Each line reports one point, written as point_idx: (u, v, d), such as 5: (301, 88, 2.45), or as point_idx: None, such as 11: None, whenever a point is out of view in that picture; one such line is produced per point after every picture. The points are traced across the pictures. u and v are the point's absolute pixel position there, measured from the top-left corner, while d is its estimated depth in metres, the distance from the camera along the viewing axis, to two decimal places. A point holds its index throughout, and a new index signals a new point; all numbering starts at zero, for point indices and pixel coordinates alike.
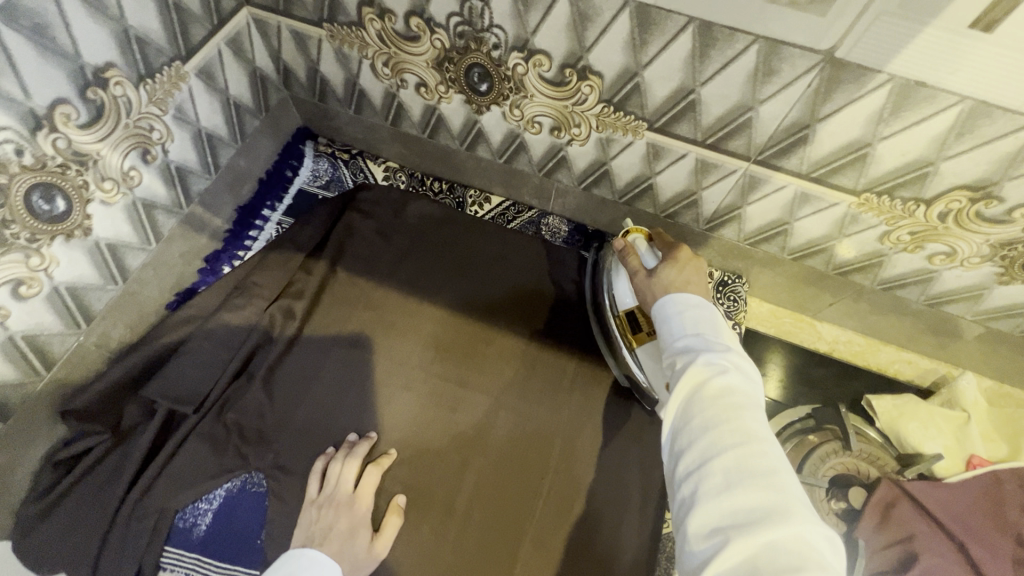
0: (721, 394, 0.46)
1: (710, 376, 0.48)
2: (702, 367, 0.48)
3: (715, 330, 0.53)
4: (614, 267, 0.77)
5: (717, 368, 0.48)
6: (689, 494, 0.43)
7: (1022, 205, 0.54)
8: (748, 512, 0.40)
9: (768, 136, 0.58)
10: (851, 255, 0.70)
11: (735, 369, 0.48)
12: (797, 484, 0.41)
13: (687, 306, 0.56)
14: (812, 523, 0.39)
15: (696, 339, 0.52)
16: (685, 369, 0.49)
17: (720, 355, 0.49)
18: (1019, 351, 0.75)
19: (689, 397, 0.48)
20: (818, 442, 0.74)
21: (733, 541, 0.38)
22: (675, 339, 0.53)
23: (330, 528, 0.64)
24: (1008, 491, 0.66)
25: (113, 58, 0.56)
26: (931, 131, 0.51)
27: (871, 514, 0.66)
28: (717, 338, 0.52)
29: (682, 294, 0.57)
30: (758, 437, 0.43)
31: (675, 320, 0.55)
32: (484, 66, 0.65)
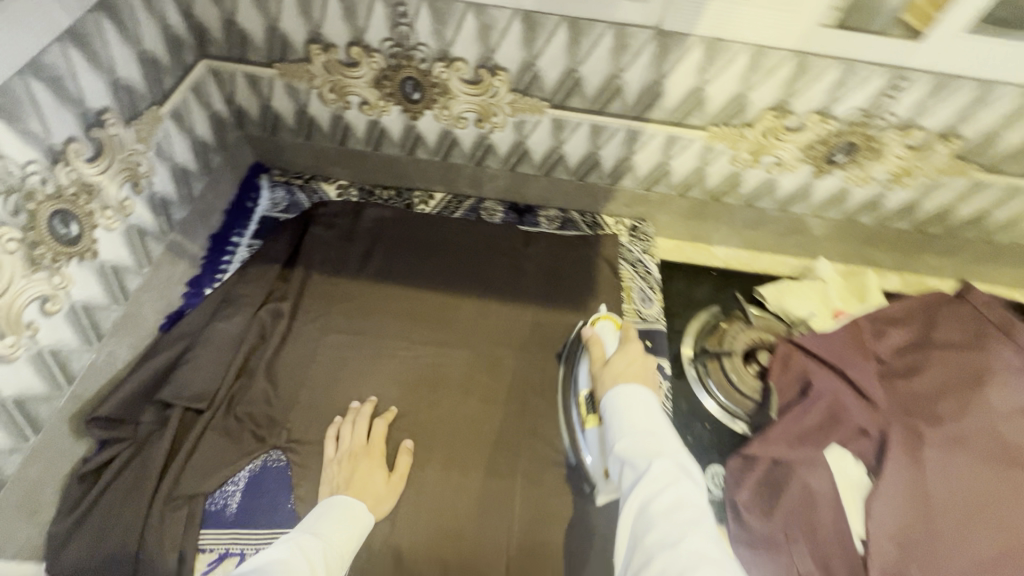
0: (673, 509, 0.52)
1: (663, 489, 0.54)
2: (655, 480, 0.55)
3: (665, 434, 0.60)
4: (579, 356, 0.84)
5: (669, 481, 0.54)
6: None
7: (808, 113, 0.78)
8: None
9: (635, 95, 0.80)
10: (717, 180, 0.93)
11: (685, 479, 0.54)
12: None
13: (635, 402, 0.64)
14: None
15: (648, 446, 0.58)
16: (640, 483, 0.55)
17: (671, 465, 0.55)
18: (850, 232, 1.01)
19: (646, 511, 0.53)
20: (728, 327, 0.95)
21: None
22: (628, 442, 0.60)
23: (352, 474, 0.74)
24: (864, 327, 0.88)
25: (108, 103, 0.67)
26: (737, 71, 0.74)
27: (775, 365, 0.87)
28: (667, 445, 0.58)
29: (631, 389, 0.66)
30: (708, 553, 0.49)
31: (626, 418, 0.62)
32: (416, 78, 0.82)
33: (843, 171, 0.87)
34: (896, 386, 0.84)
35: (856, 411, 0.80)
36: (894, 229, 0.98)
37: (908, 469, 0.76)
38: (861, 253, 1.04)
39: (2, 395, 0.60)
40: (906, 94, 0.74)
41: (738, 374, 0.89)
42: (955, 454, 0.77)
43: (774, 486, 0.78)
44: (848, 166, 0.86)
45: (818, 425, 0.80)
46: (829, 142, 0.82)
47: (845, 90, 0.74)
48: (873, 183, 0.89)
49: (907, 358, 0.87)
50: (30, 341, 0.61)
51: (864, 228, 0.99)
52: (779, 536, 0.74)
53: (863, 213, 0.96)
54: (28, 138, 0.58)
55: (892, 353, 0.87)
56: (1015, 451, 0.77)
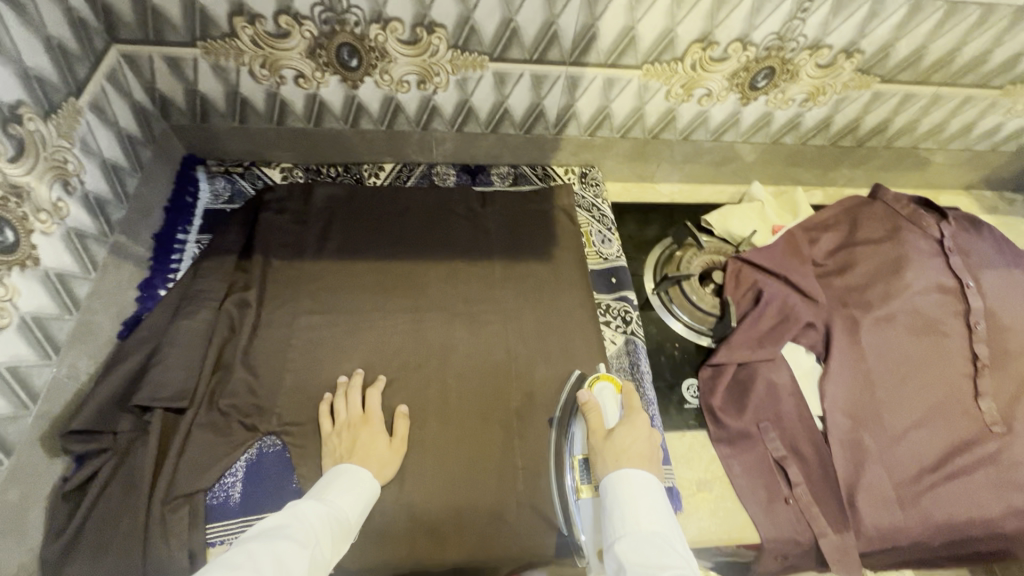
0: None
1: None
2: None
3: (670, 539, 0.59)
4: (575, 421, 0.82)
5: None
6: None
7: (730, 42, 0.84)
8: None
9: (572, 41, 0.82)
10: (655, 118, 0.98)
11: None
12: None
13: (638, 494, 0.63)
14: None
15: (653, 553, 0.57)
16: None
17: (674, 572, 0.54)
18: (777, 154, 1.09)
19: None
20: (682, 253, 1.02)
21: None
22: (632, 544, 0.59)
23: (354, 444, 0.75)
24: (799, 236, 0.98)
25: (21, 96, 0.62)
26: (664, 6, 0.78)
27: (729, 281, 0.94)
28: (672, 550, 0.58)
29: (632, 474, 0.65)
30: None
31: (628, 513, 0.61)
32: (352, 44, 0.81)
33: (766, 96, 0.94)
34: (831, 283, 0.94)
35: (802, 309, 0.90)
36: (813, 145, 1.08)
37: (849, 352, 0.87)
38: (787, 172, 1.14)
39: None
40: (813, 15, 0.81)
41: (699, 295, 0.97)
42: (886, 332, 0.89)
43: (741, 388, 0.87)
44: (769, 90, 0.93)
45: (772, 327, 0.88)
46: (751, 69, 0.89)
47: (761, 16, 0.80)
48: (792, 104, 0.97)
49: (838, 257, 0.97)
50: None
51: (788, 148, 1.08)
52: (752, 428, 0.83)
53: (787, 134, 1.04)
54: None
55: (826, 255, 0.97)
56: (932, 321, 0.90)
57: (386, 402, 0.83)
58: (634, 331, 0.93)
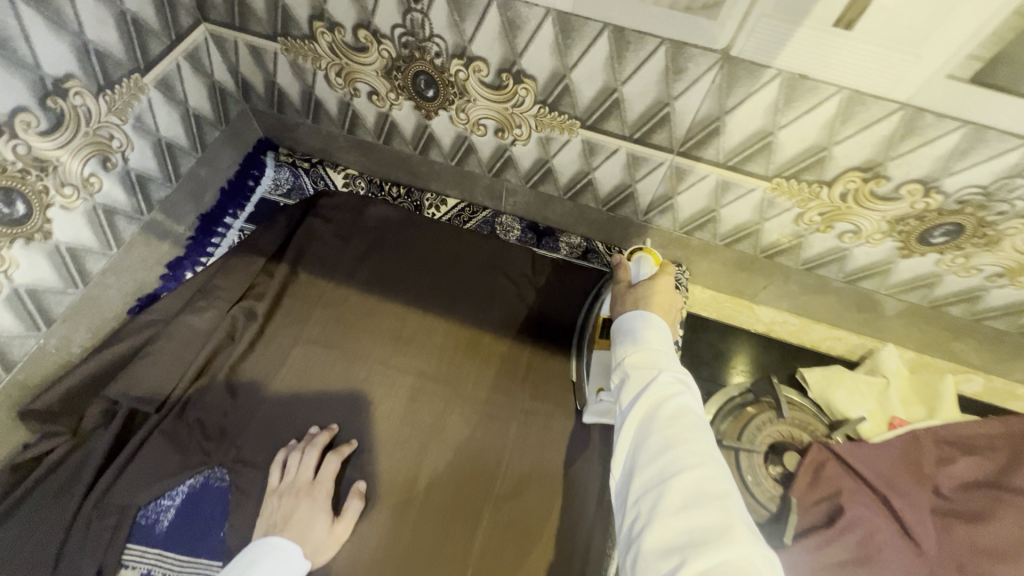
0: (677, 415, 0.51)
1: (668, 397, 0.53)
2: (661, 389, 0.53)
3: (672, 353, 0.59)
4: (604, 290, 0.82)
5: (673, 389, 0.53)
6: (647, 512, 0.47)
7: (906, 182, 0.61)
8: (702, 531, 0.43)
9: (686, 130, 0.65)
10: (775, 238, 0.77)
11: (688, 391, 0.53)
12: (745, 507, 0.45)
13: (649, 324, 0.62)
14: (752, 538, 0.43)
15: (655, 360, 0.57)
16: (646, 390, 0.54)
17: (676, 378, 0.54)
18: (933, 322, 0.82)
19: (649, 419, 0.52)
20: (755, 412, 0.79)
21: (691, 555, 0.42)
22: (637, 357, 0.58)
23: (291, 514, 0.67)
24: (926, 447, 0.72)
25: (72, 69, 0.60)
26: (821, 119, 0.57)
27: (801, 475, 0.71)
28: (673, 363, 0.57)
29: (645, 315, 0.63)
30: (711, 456, 0.48)
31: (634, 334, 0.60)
32: (429, 73, 0.70)
33: (938, 255, 0.69)
34: (953, 530, 0.67)
35: (895, 554, 0.65)
36: (990, 327, 0.79)
37: None
38: (939, 345, 0.86)
39: None
40: None
41: (756, 474, 0.73)
42: None
43: None
44: (947, 250, 0.68)
45: (844, 562, 0.65)
46: (927, 219, 0.65)
47: (964, 161, 0.56)
48: (975, 274, 0.70)
49: (973, 496, 0.70)
50: None
51: (951, 320, 0.81)
52: None
53: (953, 304, 0.77)
54: None
55: (956, 488, 0.71)
56: None
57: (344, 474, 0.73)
58: None
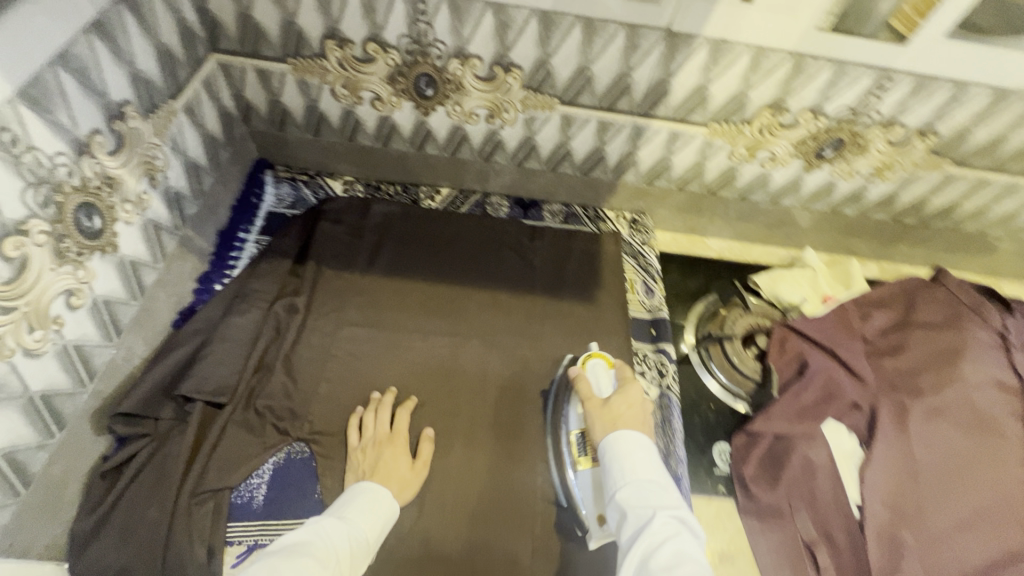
0: (673, 560, 0.51)
1: (664, 540, 0.53)
2: (657, 531, 0.54)
3: (666, 485, 0.60)
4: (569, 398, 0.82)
5: (670, 533, 0.54)
6: None
7: (801, 111, 0.84)
8: None
9: (642, 93, 0.84)
10: (715, 175, 0.98)
11: (684, 532, 0.54)
12: None
13: (635, 449, 0.63)
14: None
15: (650, 498, 0.58)
16: (643, 532, 0.54)
17: (671, 516, 0.55)
18: (835, 224, 1.08)
19: (645, 566, 0.52)
20: (727, 313, 1.00)
21: None
22: (629, 490, 0.59)
23: (378, 462, 0.75)
24: (851, 310, 0.95)
25: (128, 96, 0.67)
26: (739, 71, 0.79)
27: (773, 348, 0.92)
28: (668, 498, 0.58)
29: (629, 435, 0.65)
30: None
31: (626, 465, 0.61)
32: (430, 74, 0.84)
33: (831, 166, 0.94)
34: (883, 362, 0.90)
35: (851, 387, 0.86)
36: (873, 219, 1.06)
37: (895, 441, 0.83)
38: (842, 244, 1.12)
39: (31, 389, 0.58)
40: (890, 94, 0.80)
41: (740, 356, 0.95)
42: (936, 423, 0.84)
43: (777, 461, 0.83)
44: (835, 160, 0.92)
45: (817, 402, 0.85)
46: (819, 138, 0.88)
47: (836, 88, 0.80)
48: (857, 177, 0.96)
49: (891, 337, 0.93)
50: (56, 335, 0.61)
51: (847, 220, 1.06)
52: (785, 506, 0.80)
53: (847, 204, 1.03)
54: (57, 130, 0.57)
55: (878, 334, 0.94)
56: (988, 418, 0.85)
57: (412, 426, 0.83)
58: (669, 387, 0.90)
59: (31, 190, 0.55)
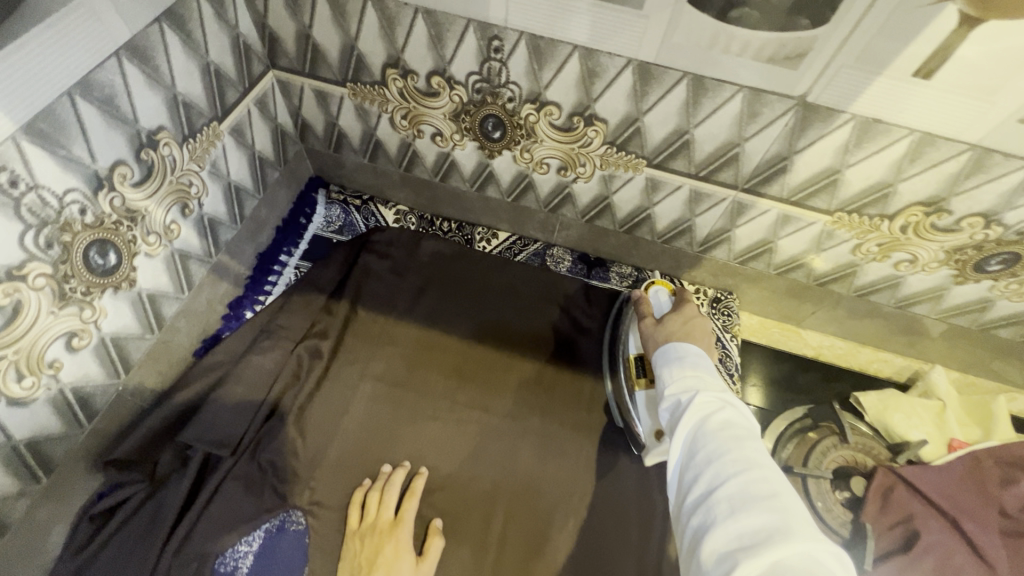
0: (720, 424, 0.47)
1: (709, 410, 0.49)
2: (700, 402, 0.50)
3: (713, 375, 0.55)
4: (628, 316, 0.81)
5: (714, 403, 0.50)
6: (699, 524, 0.42)
7: (968, 216, 0.64)
8: (753, 533, 0.39)
9: (753, 168, 0.67)
10: (829, 268, 0.80)
11: (730, 406, 0.49)
12: (802, 506, 0.40)
13: (685, 353, 0.59)
14: (814, 536, 0.38)
15: (696, 381, 0.54)
16: (686, 406, 0.51)
17: (718, 393, 0.51)
18: (980, 344, 0.85)
19: (691, 432, 0.49)
20: (818, 438, 0.81)
21: (742, 556, 0.37)
22: (677, 382, 0.56)
23: (375, 555, 0.66)
24: (987, 470, 0.74)
25: (164, 122, 0.61)
26: (890, 158, 0.60)
27: (872, 500, 0.73)
28: (716, 384, 0.54)
29: (683, 342, 0.61)
30: (761, 462, 0.43)
31: (676, 364, 0.58)
32: (499, 116, 0.72)
33: (993, 281, 0.72)
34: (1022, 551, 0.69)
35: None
36: None
37: None
38: (984, 366, 0.89)
39: (15, 438, 0.54)
40: None
41: (825, 499, 0.76)
42: None
43: None
44: (1001, 276, 0.71)
45: None
46: (984, 250, 0.68)
47: None
48: None
49: None
50: (51, 380, 0.56)
51: (998, 342, 0.83)
52: None
53: (1002, 326, 0.80)
54: (69, 164, 0.51)
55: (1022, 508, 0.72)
56: None
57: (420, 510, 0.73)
58: None
59: (30, 233, 0.49)
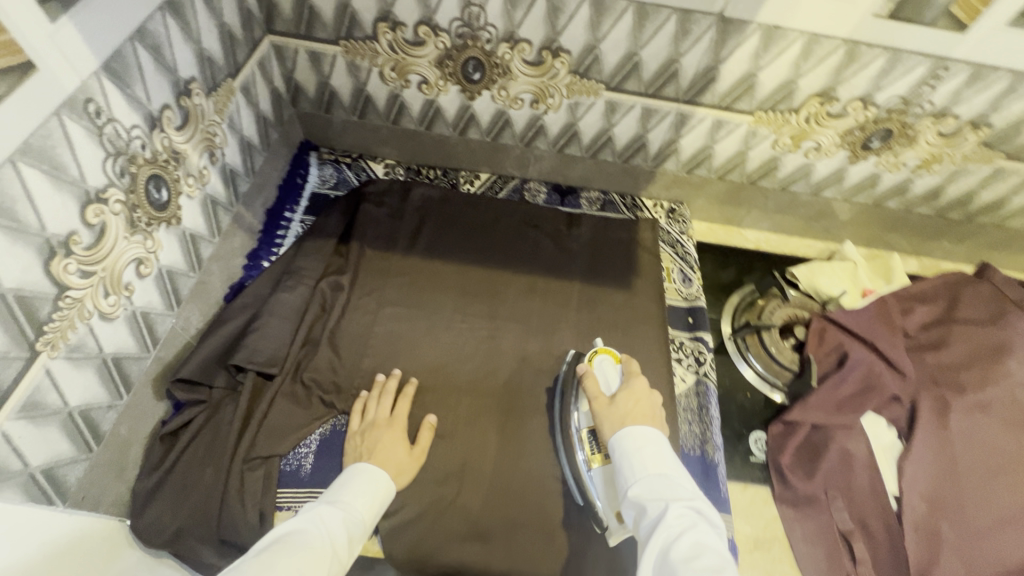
0: (692, 550, 0.51)
1: (681, 530, 0.53)
2: (673, 522, 0.54)
3: (680, 479, 0.60)
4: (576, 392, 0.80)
5: (687, 523, 0.53)
6: None
7: (851, 100, 0.83)
8: None
9: (689, 80, 0.84)
10: (757, 164, 0.98)
11: (701, 522, 0.53)
12: None
13: (647, 445, 0.63)
14: None
15: (664, 491, 0.58)
16: (660, 523, 0.54)
17: (687, 509, 0.55)
18: (876, 218, 1.07)
19: (665, 554, 0.52)
20: (765, 303, 1.01)
21: None
22: (644, 487, 0.59)
23: (375, 444, 0.75)
24: (890, 305, 0.93)
25: (195, 73, 0.69)
26: (790, 58, 0.78)
27: (811, 339, 0.92)
28: (682, 492, 0.58)
29: (642, 430, 0.65)
30: None
31: (641, 462, 0.62)
32: (479, 58, 0.85)
33: (877, 157, 0.93)
34: (922, 357, 0.89)
35: (892, 380, 0.85)
36: (916, 214, 1.04)
37: (937, 435, 0.82)
38: (880, 239, 1.11)
39: (105, 351, 0.61)
40: (944, 84, 0.79)
41: (778, 346, 0.95)
42: (978, 419, 0.83)
43: (813, 450, 0.85)
44: (882, 151, 0.92)
45: (856, 394, 0.85)
46: (867, 129, 0.88)
47: (890, 78, 0.79)
48: (903, 169, 0.95)
49: (931, 332, 0.93)
50: (127, 301, 0.63)
51: (889, 213, 1.05)
52: (820, 494, 0.82)
53: (890, 197, 1.01)
54: (132, 102, 0.59)
55: (918, 328, 0.93)
56: None
57: (412, 413, 0.83)
58: (706, 374, 0.90)
59: (110, 160, 0.57)
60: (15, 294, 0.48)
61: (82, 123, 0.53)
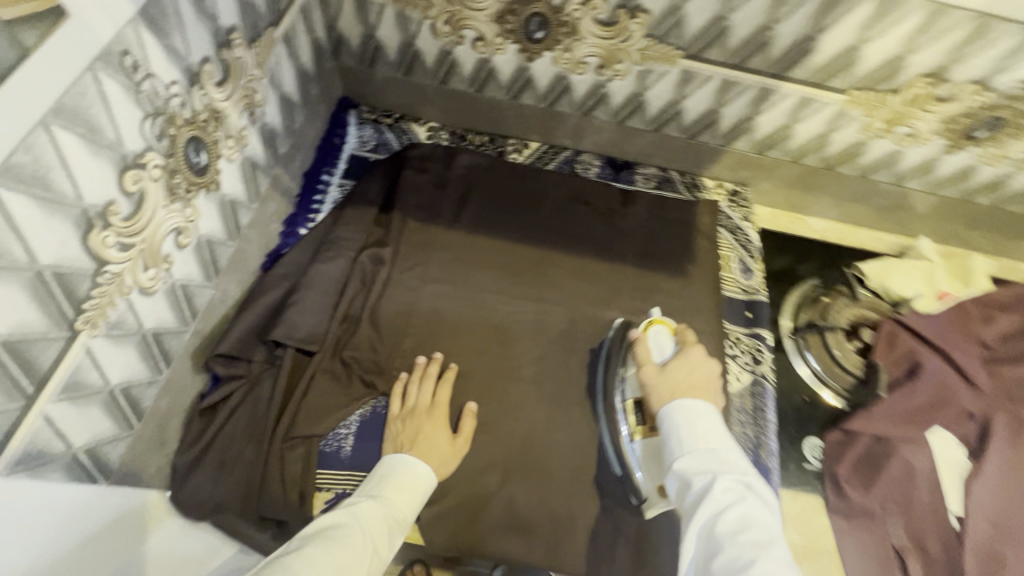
0: (740, 528, 0.48)
1: (728, 505, 0.50)
2: (721, 496, 0.51)
3: (728, 450, 0.56)
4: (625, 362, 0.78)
5: (734, 497, 0.51)
6: None
7: (965, 84, 0.73)
8: None
9: (781, 51, 0.74)
10: (839, 148, 0.89)
11: (750, 496, 0.51)
12: None
13: (694, 415, 0.59)
14: None
15: (710, 463, 0.55)
16: (706, 498, 0.51)
17: (735, 481, 0.52)
18: (960, 215, 0.97)
19: (712, 531, 0.49)
20: (830, 301, 0.94)
21: None
22: (689, 459, 0.56)
23: (417, 435, 0.71)
24: (970, 310, 0.88)
25: (236, 22, 0.62)
26: (903, 31, 0.69)
27: (880, 343, 0.86)
28: (730, 464, 0.55)
29: (690, 403, 0.60)
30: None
31: (687, 432, 0.58)
32: (544, 15, 0.76)
33: (978, 148, 0.83)
34: (1002, 372, 0.83)
35: (965, 395, 0.81)
36: (1007, 213, 0.95)
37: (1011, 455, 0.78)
38: (960, 238, 1.02)
39: (144, 326, 0.58)
40: None
41: (842, 348, 0.89)
42: None
43: (875, 461, 0.80)
44: (986, 142, 0.82)
45: (927, 406, 0.80)
46: (975, 117, 0.78)
47: (1017, 59, 0.69)
48: (1005, 162, 0.85)
49: (1015, 343, 0.86)
50: (166, 274, 0.59)
51: (976, 210, 0.96)
52: (877, 508, 0.78)
53: (981, 193, 0.92)
54: (171, 55, 0.53)
55: (999, 339, 0.87)
56: None
57: (455, 398, 0.79)
58: (764, 375, 0.85)
59: (148, 121, 0.51)
60: (52, 271, 0.44)
61: (119, 79, 0.47)
